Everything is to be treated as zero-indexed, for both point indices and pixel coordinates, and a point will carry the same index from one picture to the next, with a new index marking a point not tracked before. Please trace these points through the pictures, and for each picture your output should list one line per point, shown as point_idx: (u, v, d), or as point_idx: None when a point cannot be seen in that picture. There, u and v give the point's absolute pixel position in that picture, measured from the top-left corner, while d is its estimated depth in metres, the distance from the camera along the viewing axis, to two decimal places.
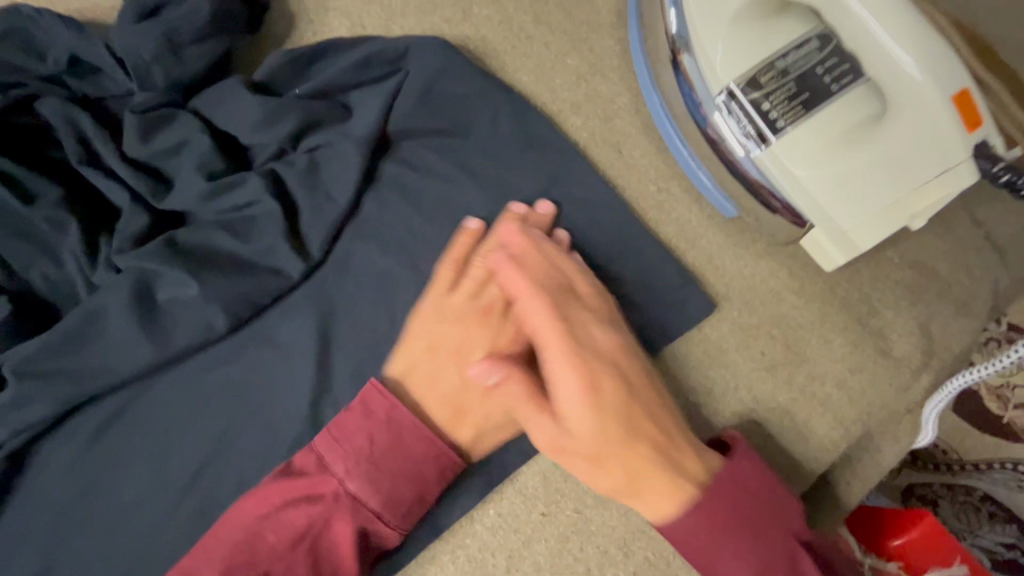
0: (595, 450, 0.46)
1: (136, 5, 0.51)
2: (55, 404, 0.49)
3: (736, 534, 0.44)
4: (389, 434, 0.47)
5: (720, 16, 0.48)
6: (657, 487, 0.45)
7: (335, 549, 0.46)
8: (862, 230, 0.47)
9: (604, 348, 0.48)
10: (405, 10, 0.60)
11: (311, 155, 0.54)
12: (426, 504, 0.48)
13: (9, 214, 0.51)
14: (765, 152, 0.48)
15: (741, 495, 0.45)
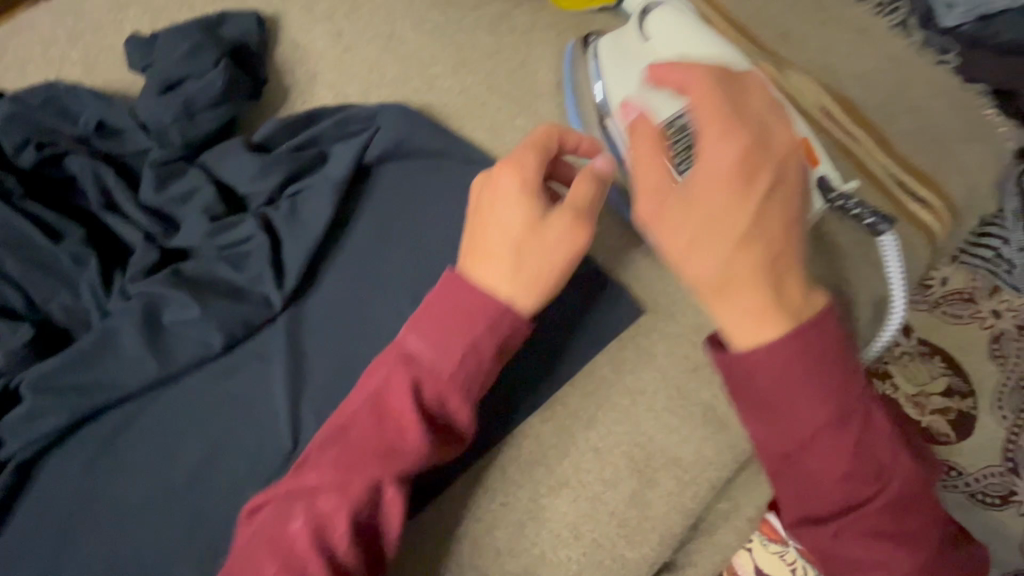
0: (709, 232, 0.42)
1: (159, 81, 0.63)
2: (67, 416, 0.56)
3: (806, 385, 0.41)
4: (450, 308, 0.51)
5: (630, 90, 0.63)
6: (749, 302, 0.42)
7: (395, 405, 0.50)
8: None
9: (759, 145, 0.43)
10: (381, 83, 0.73)
11: (295, 199, 0.63)
12: (480, 360, 0.51)
13: (39, 251, 0.59)
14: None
15: (818, 352, 0.41)
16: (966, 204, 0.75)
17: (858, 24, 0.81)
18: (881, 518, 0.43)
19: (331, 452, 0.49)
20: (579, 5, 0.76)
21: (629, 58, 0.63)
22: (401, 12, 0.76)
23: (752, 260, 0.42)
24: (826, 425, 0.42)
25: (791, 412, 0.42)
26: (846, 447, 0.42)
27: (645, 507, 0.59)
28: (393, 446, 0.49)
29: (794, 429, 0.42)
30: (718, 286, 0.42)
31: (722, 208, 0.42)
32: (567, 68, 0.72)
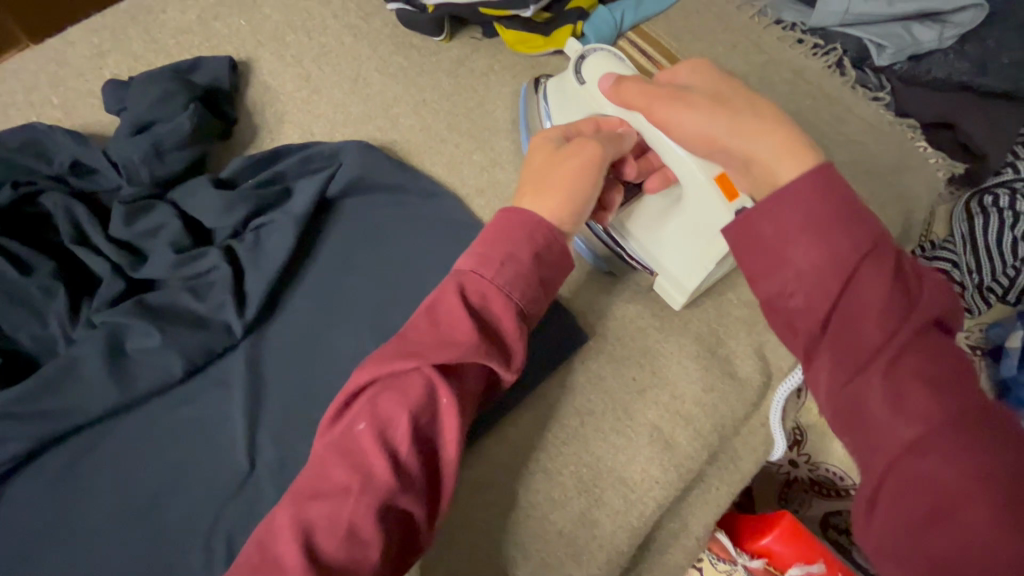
0: (720, 96, 0.52)
1: (131, 122, 0.67)
2: (29, 442, 0.58)
3: (831, 216, 0.42)
4: (501, 228, 0.56)
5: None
6: (772, 137, 0.47)
7: (445, 311, 0.53)
8: (689, 277, 0.64)
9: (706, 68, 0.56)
10: (346, 122, 0.78)
11: (259, 232, 0.67)
12: (520, 266, 0.55)
13: (7, 283, 0.61)
14: (620, 231, 0.66)
15: (839, 187, 0.43)
16: (903, 230, 0.79)
17: (794, 64, 0.87)
18: (925, 358, 0.40)
19: (389, 352, 0.53)
20: (533, 50, 0.82)
21: (573, 102, 0.68)
22: (367, 56, 0.81)
23: (753, 103, 0.50)
24: (853, 256, 0.42)
25: (816, 243, 0.42)
26: (879, 275, 0.41)
27: (593, 527, 0.61)
28: (448, 345, 0.52)
29: (821, 258, 0.42)
30: (753, 126, 0.48)
31: (710, 85, 0.53)
32: (522, 107, 0.77)
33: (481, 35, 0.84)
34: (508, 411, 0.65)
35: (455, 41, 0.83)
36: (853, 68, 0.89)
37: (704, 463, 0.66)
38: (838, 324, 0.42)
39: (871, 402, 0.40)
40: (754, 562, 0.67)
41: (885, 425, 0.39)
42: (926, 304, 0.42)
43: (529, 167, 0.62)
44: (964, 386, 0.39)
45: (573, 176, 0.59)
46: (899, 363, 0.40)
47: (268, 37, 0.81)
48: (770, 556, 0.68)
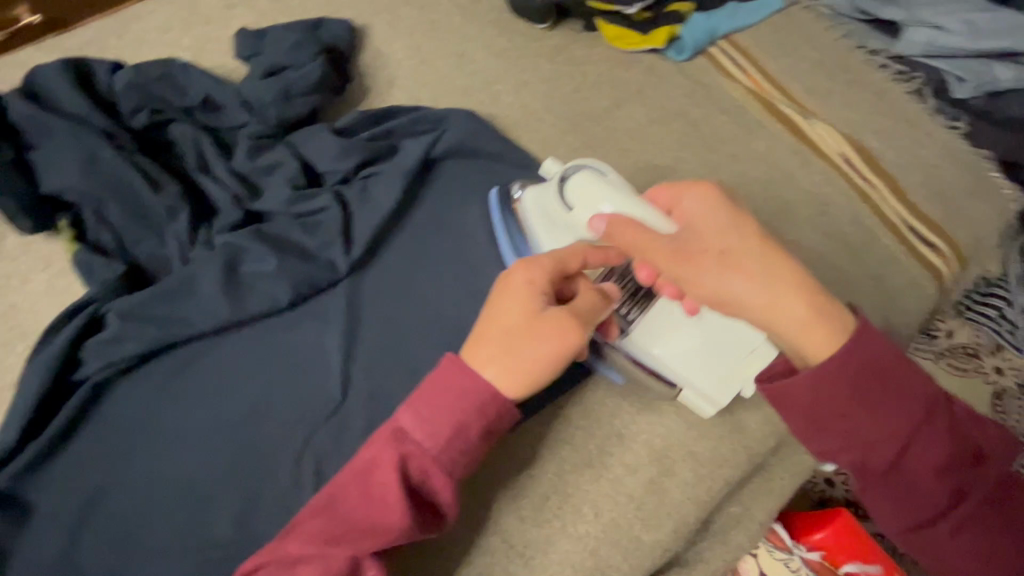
0: (737, 255, 0.50)
1: (264, 68, 0.71)
2: (145, 345, 0.61)
3: (884, 392, 0.46)
4: (449, 398, 0.51)
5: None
6: (796, 315, 0.49)
7: (380, 486, 0.50)
8: (722, 387, 0.62)
9: (704, 215, 0.53)
10: (451, 92, 0.82)
11: (367, 181, 0.71)
12: (466, 444, 0.51)
13: (137, 199, 0.65)
14: (633, 341, 0.63)
15: (881, 361, 0.47)
16: (973, 253, 0.82)
17: (877, 88, 0.90)
18: (980, 501, 0.47)
19: (312, 522, 0.51)
20: (630, 46, 0.86)
21: (554, 226, 0.65)
22: (474, 35, 0.86)
23: (770, 269, 0.50)
24: (903, 419, 0.46)
25: (861, 418, 0.46)
26: (932, 440, 0.46)
27: (662, 494, 0.63)
28: (378, 522, 0.50)
29: (874, 428, 0.46)
30: (769, 297, 0.49)
31: (718, 240, 0.51)
32: (495, 214, 0.70)
33: (581, 28, 0.88)
34: (587, 376, 0.67)
35: (557, 30, 0.88)
36: (932, 96, 0.92)
37: (771, 449, 0.68)
38: (896, 477, 0.47)
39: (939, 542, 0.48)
40: (810, 555, 0.68)
41: (949, 554, 0.48)
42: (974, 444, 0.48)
43: (497, 318, 0.53)
44: (1016, 516, 0.48)
45: (542, 361, 0.52)
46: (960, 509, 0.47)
47: (384, 7, 0.86)
48: (825, 550, 0.69)
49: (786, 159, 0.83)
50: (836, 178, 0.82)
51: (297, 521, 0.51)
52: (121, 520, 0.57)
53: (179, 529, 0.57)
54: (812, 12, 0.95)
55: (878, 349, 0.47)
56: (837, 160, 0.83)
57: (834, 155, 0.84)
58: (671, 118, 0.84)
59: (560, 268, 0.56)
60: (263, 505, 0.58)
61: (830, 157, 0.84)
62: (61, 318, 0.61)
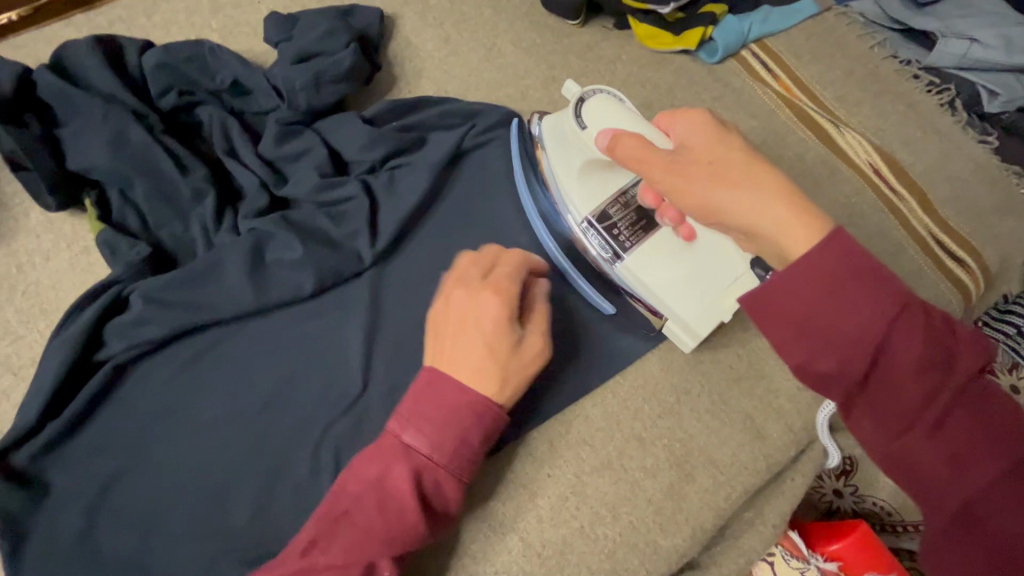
0: (721, 164, 0.48)
1: (294, 53, 0.70)
2: (168, 328, 0.61)
3: (856, 284, 0.40)
4: (446, 411, 0.52)
5: (569, 173, 0.66)
6: (778, 215, 0.45)
7: (394, 499, 0.50)
8: (701, 320, 0.62)
9: (698, 134, 0.52)
10: (480, 86, 0.81)
11: (394, 173, 0.70)
12: (470, 450, 0.52)
13: (164, 180, 0.65)
14: (621, 262, 0.64)
15: (854, 251, 0.41)
16: (1000, 269, 0.81)
17: (908, 99, 0.89)
18: (973, 420, 0.39)
19: (335, 538, 0.51)
20: (661, 46, 0.85)
21: (568, 145, 0.66)
22: (504, 29, 0.85)
23: (758, 180, 0.47)
24: (885, 319, 0.39)
25: (835, 318, 0.40)
26: (911, 335, 0.40)
27: (681, 500, 0.62)
28: (396, 533, 0.50)
29: (849, 327, 0.40)
30: (753, 198, 0.46)
31: (708, 156, 0.50)
32: (514, 146, 0.73)
33: (612, 26, 0.87)
34: (608, 377, 0.66)
35: (588, 28, 0.87)
36: (963, 110, 0.90)
37: (791, 459, 0.67)
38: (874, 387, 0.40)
39: (925, 460, 0.40)
40: (826, 565, 0.69)
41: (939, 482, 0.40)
42: (966, 357, 0.40)
43: (465, 330, 0.55)
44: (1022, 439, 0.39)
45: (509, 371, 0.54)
46: (946, 421, 0.40)
47: None
48: (842, 562, 0.69)
49: (814, 166, 0.82)
50: (864, 188, 0.82)
51: (316, 537, 0.51)
52: (138, 504, 0.57)
53: (195, 514, 0.57)
54: (846, 19, 0.94)
55: (855, 246, 0.41)
56: (866, 170, 0.82)
57: (863, 164, 0.83)
58: None
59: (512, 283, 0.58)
60: (281, 493, 0.58)
61: (858, 167, 0.83)
62: (84, 298, 0.61)
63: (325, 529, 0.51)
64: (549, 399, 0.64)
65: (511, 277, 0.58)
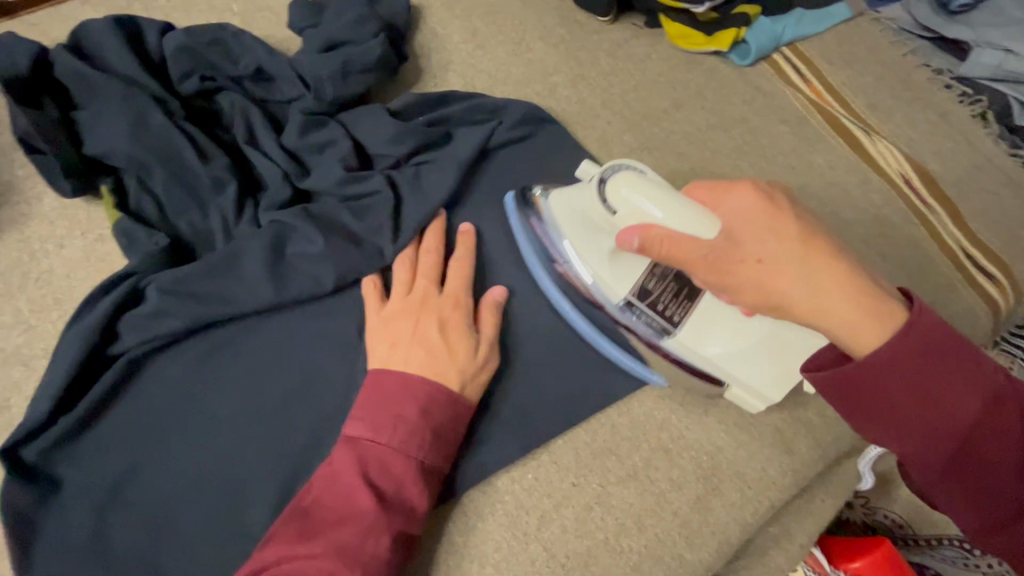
0: (769, 258, 0.47)
1: (322, 41, 0.68)
2: (185, 323, 0.59)
3: (940, 381, 0.42)
4: (379, 395, 0.54)
5: (598, 254, 0.61)
6: (847, 302, 0.45)
7: (342, 482, 0.51)
8: (772, 386, 0.60)
9: (748, 221, 0.49)
10: (507, 81, 0.79)
11: (420, 168, 0.68)
12: (410, 423, 0.53)
13: (183, 168, 0.62)
14: (673, 339, 0.61)
15: (937, 345, 0.42)
16: None
17: (941, 109, 0.87)
18: None
19: (286, 528, 0.50)
20: (692, 46, 0.83)
21: (591, 224, 0.60)
22: (533, 23, 0.83)
23: (820, 273, 0.46)
24: (963, 405, 0.42)
25: (915, 406, 0.42)
26: (993, 424, 0.42)
27: (707, 513, 0.61)
28: (349, 514, 0.50)
29: (929, 415, 0.42)
30: (811, 295, 0.46)
31: (761, 249, 0.48)
32: (511, 214, 0.67)
33: (643, 24, 0.86)
34: (636, 386, 0.64)
35: (618, 25, 0.85)
36: (996, 121, 0.89)
37: (817, 474, 0.66)
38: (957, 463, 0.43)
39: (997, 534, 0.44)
40: None
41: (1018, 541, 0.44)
42: None
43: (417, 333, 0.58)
44: None
45: (458, 368, 0.57)
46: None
47: None
48: None
49: (845, 175, 0.81)
50: (895, 198, 0.80)
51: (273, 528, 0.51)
52: (151, 503, 0.55)
53: (209, 517, 0.55)
54: (878, 25, 0.92)
55: (930, 334, 0.42)
56: (898, 181, 0.81)
57: (895, 174, 0.81)
58: (730, 124, 0.82)
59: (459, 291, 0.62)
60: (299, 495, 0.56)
61: (890, 177, 0.81)
62: (99, 289, 0.59)
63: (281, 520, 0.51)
64: (575, 406, 0.63)
65: (462, 286, 0.62)
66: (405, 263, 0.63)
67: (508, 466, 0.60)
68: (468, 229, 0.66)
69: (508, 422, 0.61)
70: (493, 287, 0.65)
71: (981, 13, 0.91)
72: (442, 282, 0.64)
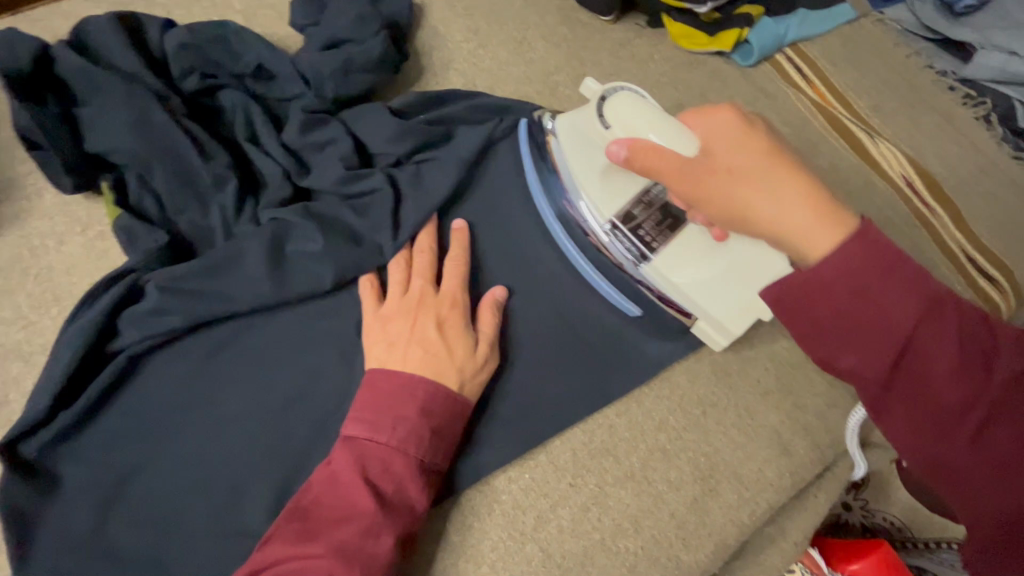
0: (739, 168, 0.49)
1: (324, 39, 0.68)
2: (184, 320, 0.59)
3: (886, 287, 0.41)
4: (379, 395, 0.54)
5: (591, 174, 0.64)
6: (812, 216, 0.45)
7: (343, 483, 0.51)
8: (735, 320, 0.60)
9: (729, 138, 0.50)
10: (509, 80, 0.79)
11: (420, 167, 0.68)
12: (411, 423, 0.53)
13: (184, 165, 0.63)
14: (650, 266, 0.62)
15: (882, 251, 0.42)
16: None
17: (944, 111, 0.87)
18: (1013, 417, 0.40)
19: (286, 528, 0.50)
20: (695, 47, 0.83)
21: (590, 145, 0.63)
22: (535, 22, 0.83)
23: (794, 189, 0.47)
24: (911, 320, 0.41)
25: (860, 316, 0.42)
26: (940, 332, 0.41)
27: (704, 515, 0.61)
28: (350, 515, 0.50)
29: (874, 325, 0.42)
30: (777, 205, 0.47)
31: (735, 162, 0.49)
32: (524, 147, 0.70)
33: (645, 24, 0.85)
34: (634, 387, 0.64)
35: (620, 24, 0.84)
36: (1000, 125, 0.87)
37: (814, 476, 0.66)
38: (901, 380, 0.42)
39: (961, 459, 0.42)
40: None
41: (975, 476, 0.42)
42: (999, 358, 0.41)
43: (416, 332, 0.58)
44: None
45: (456, 366, 0.57)
46: (986, 423, 0.41)
47: None
48: None
49: (847, 176, 0.80)
50: (897, 200, 0.80)
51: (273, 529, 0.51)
52: (149, 500, 0.55)
53: (207, 513, 0.55)
54: (882, 26, 0.92)
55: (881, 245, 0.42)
56: (900, 183, 0.80)
57: (896, 177, 0.81)
58: None
59: (456, 291, 0.62)
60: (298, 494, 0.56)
61: (892, 179, 0.81)
62: (99, 286, 0.59)
63: (281, 520, 0.51)
64: (572, 407, 0.63)
65: (460, 286, 0.62)
66: (401, 263, 0.63)
67: (505, 465, 0.60)
68: (459, 227, 0.66)
69: (506, 422, 0.61)
70: (494, 287, 0.65)
71: (986, 16, 0.90)
72: (439, 282, 0.64)
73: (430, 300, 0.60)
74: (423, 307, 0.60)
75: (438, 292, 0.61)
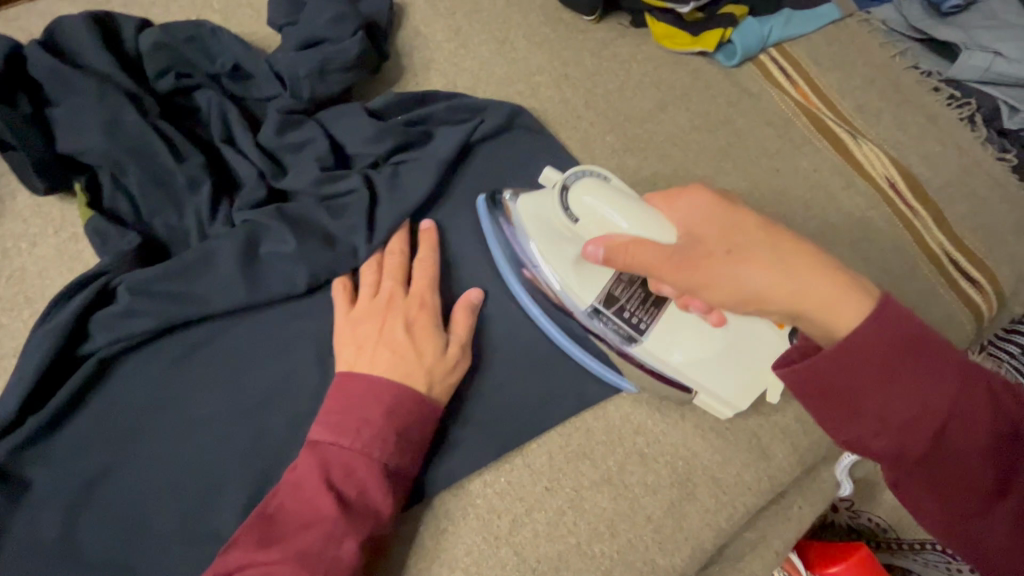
0: (735, 247, 0.48)
1: (300, 39, 0.68)
2: (157, 322, 0.58)
3: (914, 371, 0.39)
4: (346, 399, 0.54)
5: (565, 262, 0.60)
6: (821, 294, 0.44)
7: (306, 487, 0.51)
8: (743, 395, 0.59)
9: (712, 221, 0.50)
10: (490, 80, 0.79)
11: (398, 168, 0.67)
12: (376, 427, 0.53)
13: (158, 166, 0.62)
14: (639, 347, 0.60)
15: (906, 332, 0.40)
16: (1013, 290, 0.79)
17: (928, 111, 0.86)
18: None
19: (249, 534, 0.50)
20: (677, 47, 0.83)
21: (555, 227, 0.60)
22: (517, 22, 0.82)
23: (793, 267, 0.46)
24: (945, 405, 0.39)
25: (890, 400, 0.39)
26: (975, 412, 0.39)
27: (681, 519, 0.61)
28: (313, 520, 0.50)
29: (906, 410, 0.39)
30: (794, 286, 0.45)
31: (728, 240, 0.49)
32: (484, 220, 0.67)
33: (628, 24, 0.85)
34: (612, 390, 0.64)
35: (603, 24, 0.84)
36: (983, 125, 0.88)
37: (792, 480, 0.66)
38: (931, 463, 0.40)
39: (997, 543, 0.40)
40: None
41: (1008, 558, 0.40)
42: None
43: (387, 335, 0.57)
44: None
45: (424, 368, 0.57)
46: (1018, 509, 0.40)
47: None
48: None
49: (829, 177, 0.80)
50: (880, 203, 0.79)
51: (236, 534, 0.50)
52: (120, 503, 0.55)
53: (179, 517, 0.55)
54: (868, 26, 0.91)
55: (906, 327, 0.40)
56: (883, 185, 0.80)
57: (879, 179, 0.80)
58: (715, 125, 0.81)
59: (427, 293, 0.61)
60: None
61: (875, 181, 0.80)
62: (71, 288, 0.58)
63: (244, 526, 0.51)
64: (548, 410, 0.62)
65: (430, 288, 0.62)
66: (372, 264, 0.62)
67: (481, 469, 0.60)
68: (429, 227, 0.66)
69: (481, 426, 0.61)
70: (470, 289, 0.64)
71: (972, 16, 0.90)
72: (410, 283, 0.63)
73: (399, 302, 0.60)
74: (397, 309, 0.60)
75: (408, 293, 0.61)
